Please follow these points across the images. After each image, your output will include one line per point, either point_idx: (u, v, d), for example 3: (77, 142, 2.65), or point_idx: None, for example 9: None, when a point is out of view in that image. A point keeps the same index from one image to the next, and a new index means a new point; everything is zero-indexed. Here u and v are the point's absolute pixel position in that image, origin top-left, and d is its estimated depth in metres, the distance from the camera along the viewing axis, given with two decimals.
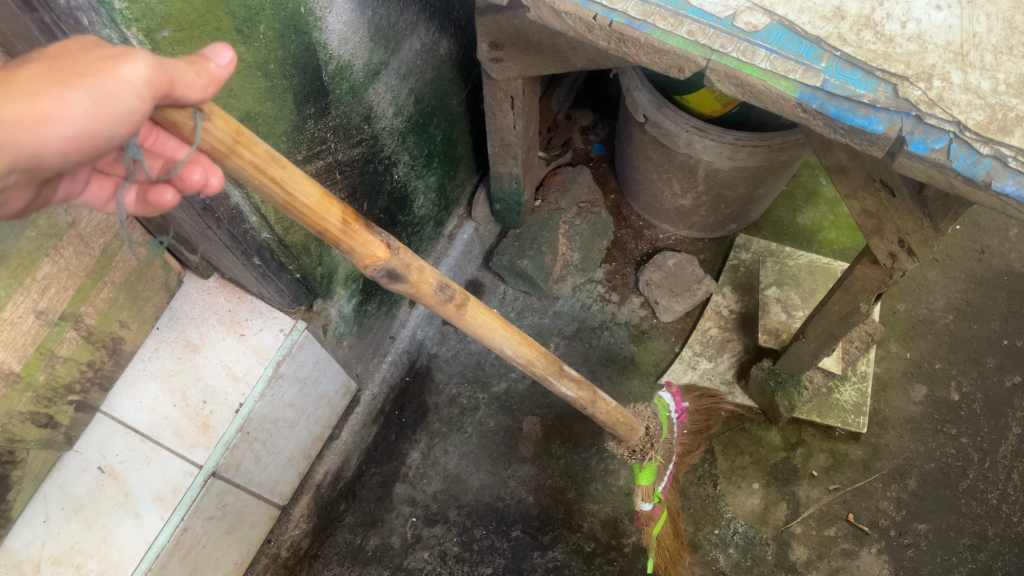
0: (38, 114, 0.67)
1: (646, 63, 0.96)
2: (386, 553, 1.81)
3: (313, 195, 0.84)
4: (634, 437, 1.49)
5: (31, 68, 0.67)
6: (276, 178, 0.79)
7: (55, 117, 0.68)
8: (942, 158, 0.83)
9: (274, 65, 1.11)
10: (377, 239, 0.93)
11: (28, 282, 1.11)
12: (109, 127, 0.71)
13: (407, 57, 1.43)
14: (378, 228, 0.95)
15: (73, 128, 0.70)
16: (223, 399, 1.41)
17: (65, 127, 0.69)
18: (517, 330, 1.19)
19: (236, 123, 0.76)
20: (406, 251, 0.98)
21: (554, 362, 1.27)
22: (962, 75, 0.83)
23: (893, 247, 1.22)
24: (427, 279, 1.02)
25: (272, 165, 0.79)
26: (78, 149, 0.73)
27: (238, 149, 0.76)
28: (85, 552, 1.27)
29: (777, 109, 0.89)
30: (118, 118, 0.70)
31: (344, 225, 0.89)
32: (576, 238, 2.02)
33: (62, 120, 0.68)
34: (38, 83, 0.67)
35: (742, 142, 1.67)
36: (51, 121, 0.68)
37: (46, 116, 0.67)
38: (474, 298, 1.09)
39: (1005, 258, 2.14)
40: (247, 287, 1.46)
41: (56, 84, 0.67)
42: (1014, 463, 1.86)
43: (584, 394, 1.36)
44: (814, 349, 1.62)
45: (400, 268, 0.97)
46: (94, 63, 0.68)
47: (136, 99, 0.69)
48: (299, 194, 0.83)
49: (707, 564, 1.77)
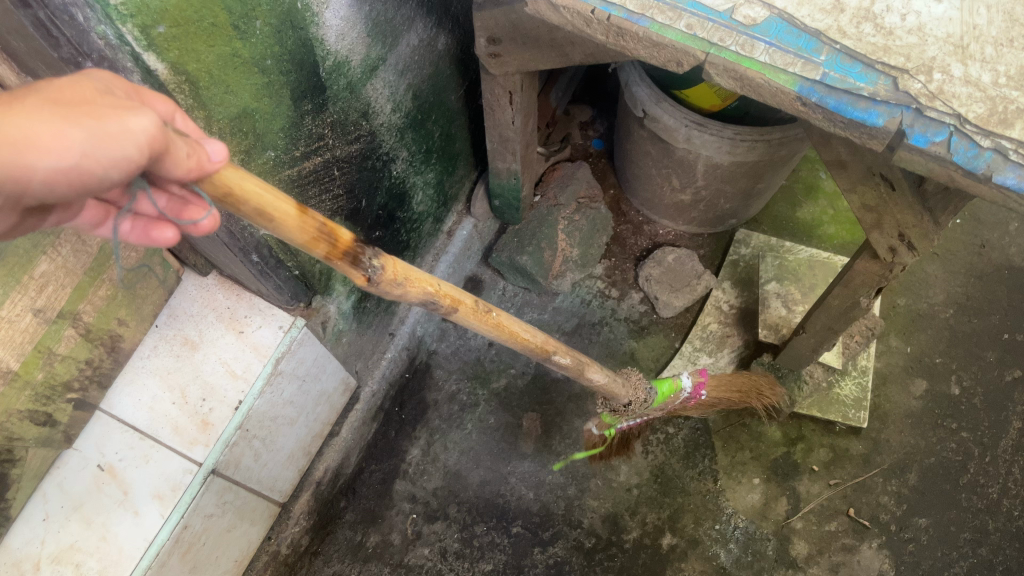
0: (26, 140, 0.62)
1: (644, 57, 0.96)
2: (386, 550, 1.81)
3: (300, 238, 0.87)
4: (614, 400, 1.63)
5: (34, 99, 0.64)
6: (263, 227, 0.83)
7: (46, 147, 0.63)
8: (942, 151, 0.82)
9: (271, 61, 1.11)
10: (360, 271, 0.96)
11: (25, 280, 1.11)
12: (98, 169, 0.67)
13: (405, 53, 1.42)
14: (367, 257, 0.96)
15: (61, 161, 0.65)
16: (222, 396, 1.41)
17: (50, 158, 0.64)
18: (506, 329, 1.23)
19: (229, 184, 0.78)
20: (392, 280, 1.00)
21: (546, 348, 1.33)
22: (962, 68, 0.83)
23: (893, 241, 1.21)
24: (409, 296, 1.05)
25: (260, 218, 0.82)
26: (63, 183, 0.67)
27: (226, 202, 0.79)
28: (84, 551, 1.27)
29: (776, 103, 0.89)
30: (113, 162, 0.67)
31: (328, 258, 0.93)
32: (576, 233, 2.01)
33: (51, 151, 0.64)
34: (40, 113, 0.63)
35: (741, 136, 1.66)
36: (40, 151, 0.63)
37: (34, 144, 0.63)
38: (460, 309, 1.12)
39: (1005, 252, 2.14)
40: (247, 284, 1.46)
41: (56, 117, 0.64)
42: (1014, 457, 1.86)
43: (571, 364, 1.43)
44: (814, 344, 1.62)
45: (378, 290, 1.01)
46: (98, 107, 0.67)
47: (135, 150, 0.67)
48: (284, 236, 0.87)
49: (707, 559, 1.77)
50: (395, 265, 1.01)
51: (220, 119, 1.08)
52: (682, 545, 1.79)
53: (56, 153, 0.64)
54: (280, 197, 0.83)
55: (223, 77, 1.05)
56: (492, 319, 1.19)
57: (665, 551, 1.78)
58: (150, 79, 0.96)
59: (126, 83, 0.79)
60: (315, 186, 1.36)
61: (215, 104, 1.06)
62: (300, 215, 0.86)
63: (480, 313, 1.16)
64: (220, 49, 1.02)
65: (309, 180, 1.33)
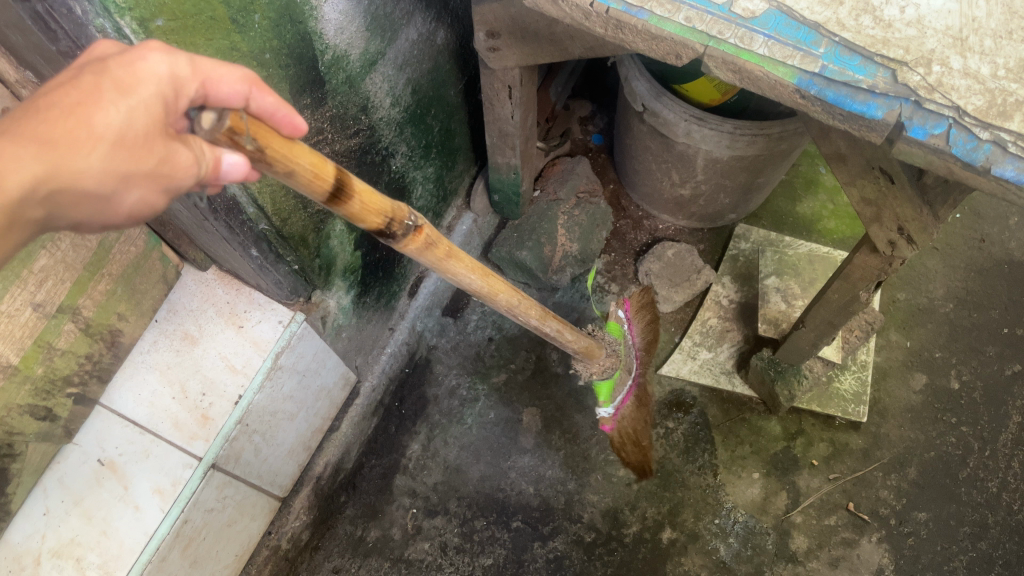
0: (85, 196, 0.68)
1: (643, 50, 0.96)
2: (387, 545, 1.82)
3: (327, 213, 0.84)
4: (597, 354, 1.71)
5: (101, 149, 0.66)
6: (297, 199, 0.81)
7: (101, 200, 0.69)
8: (941, 143, 0.83)
9: (269, 54, 1.11)
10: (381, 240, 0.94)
11: (25, 274, 1.11)
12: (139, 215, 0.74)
13: (404, 47, 1.42)
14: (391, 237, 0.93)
15: (112, 211, 0.71)
16: (222, 391, 1.41)
17: (103, 208, 0.70)
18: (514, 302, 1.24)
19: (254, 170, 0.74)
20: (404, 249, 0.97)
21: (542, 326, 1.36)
22: (961, 60, 0.82)
23: (893, 235, 1.21)
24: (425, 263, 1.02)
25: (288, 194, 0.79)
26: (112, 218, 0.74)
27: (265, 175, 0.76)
28: (85, 545, 1.27)
29: (775, 96, 0.89)
30: (154, 209, 0.74)
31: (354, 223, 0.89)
32: (576, 228, 2.00)
33: (105, 204, 0.70)
34: (106, 172, 0.67)
35: (741, 130, 1.66)
36: (97, 203, 0.69)
37: (91, 198, 0.68)
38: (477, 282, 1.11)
39: (1005, 246, 2.13)
40: (246, 279, 1.45)
41: (117, 173, 0.68)
42: (1014, 451, 1.86)
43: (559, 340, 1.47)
44: (814, 338, 1.62)
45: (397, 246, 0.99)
46: (154, 162, 0.69)
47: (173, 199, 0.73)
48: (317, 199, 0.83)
49: (707, 553, 1.77)
50: (423, 239, 0.97)
51: None
52: (682, 539, 1.79)
53: (112, 204, 0.70)
54: (312, 188, 0.78)
55: None
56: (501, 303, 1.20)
57: (665, 545, 1.78)
58: None
59: (185, 67, 0.73)
60: None
61: None
62: (329, 201, 0.81)
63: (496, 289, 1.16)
64: (219, 43, 1.02)
65: None
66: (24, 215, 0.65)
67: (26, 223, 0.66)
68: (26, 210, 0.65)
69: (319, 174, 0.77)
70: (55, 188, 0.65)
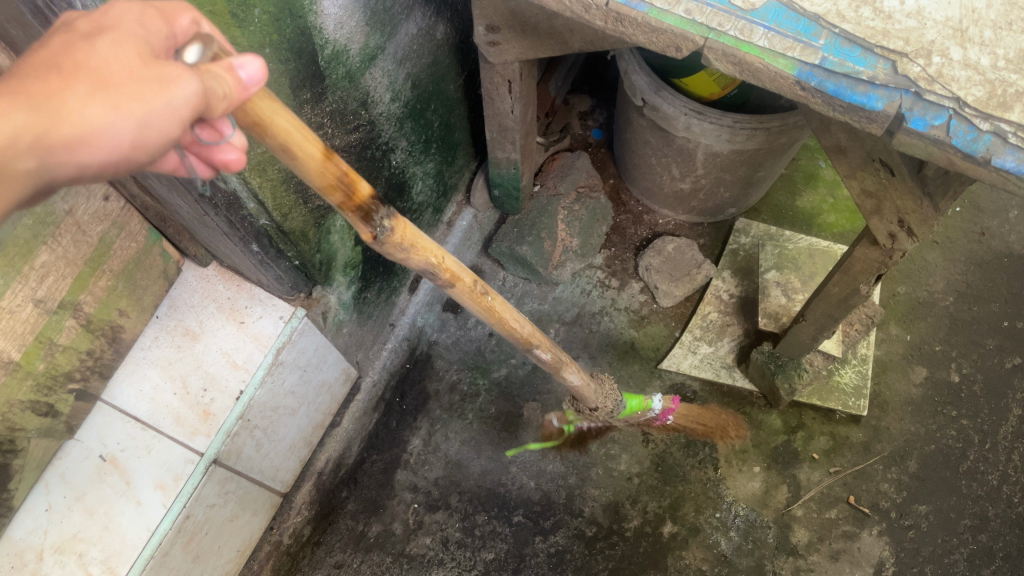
0: (80, 138, 0.62)
1: (643, 43, 0.95)
2: (388, 539, 1.82)
3: (317, 181, 0.79)
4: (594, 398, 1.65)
5: (80, 88, 0.62)
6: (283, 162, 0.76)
7: (98, 143, 0.64)
8: (941, 134, 0.82)
9: (269, 49, 1.11)
10: (372, 229, 0.88)
11: (26, 270, 1.11)
12: (144, 155, 0.67)
13: (404, 42, 1.42)
14: (382, 215, 0.89)
15: (113, 153, 0.65)
16: (223, 386, 1.41)
17: (101, 152, 0.65)
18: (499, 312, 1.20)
19: (255, 115, 0.70)
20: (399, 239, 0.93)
21: (531, 340, 1.32)
22: (961, 51, 0.83)
23: (893, 227, 1.21)
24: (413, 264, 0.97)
25: (281, 153, 0.75)
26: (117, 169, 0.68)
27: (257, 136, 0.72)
28: (87, 540, 1.27)
29: (774, 88, 0.88)
30: (153, 146, 0.67)
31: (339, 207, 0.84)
32: (576, 223, 2.02)
33: (102, 145, 0.64)
34: (86, 107, 0.62)
35: (740, 124, 1.66)
36: (95, 147, 0.64)
37: (88, 141, 0.63)
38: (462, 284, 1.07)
39: (1005, 239, 2.13)
40: (246, 275, 1.46)
41: (99, 108, 0.62)
42: (1014, 443, 1.86)
43: (552, 360, 1.41)
44: (814, 331, 1.62)
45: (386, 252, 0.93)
46: (141, 86, 0.64)
47: (176, 125, 0.65)
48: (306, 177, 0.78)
49: (709, 547, 1.77)
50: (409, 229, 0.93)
51: None
52: (684, 533, 1.79)
53: (105, 145, 0.64)
54: (304, 145, 0.75)
55: None
56: (484, 304, 1.14)
57: (666, 539, 1.79)
58: None
59: (152, 17, 0.70)
60: None
61: None
62: (323, 163, 0.78)
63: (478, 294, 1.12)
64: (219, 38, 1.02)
65: None
66: (13, 166, 0.61)
67: (17, 174, 0.62)
68: (12, 157, 0.60)
69: (305, 128, 0.75)
70: (37, 132, 0.60)
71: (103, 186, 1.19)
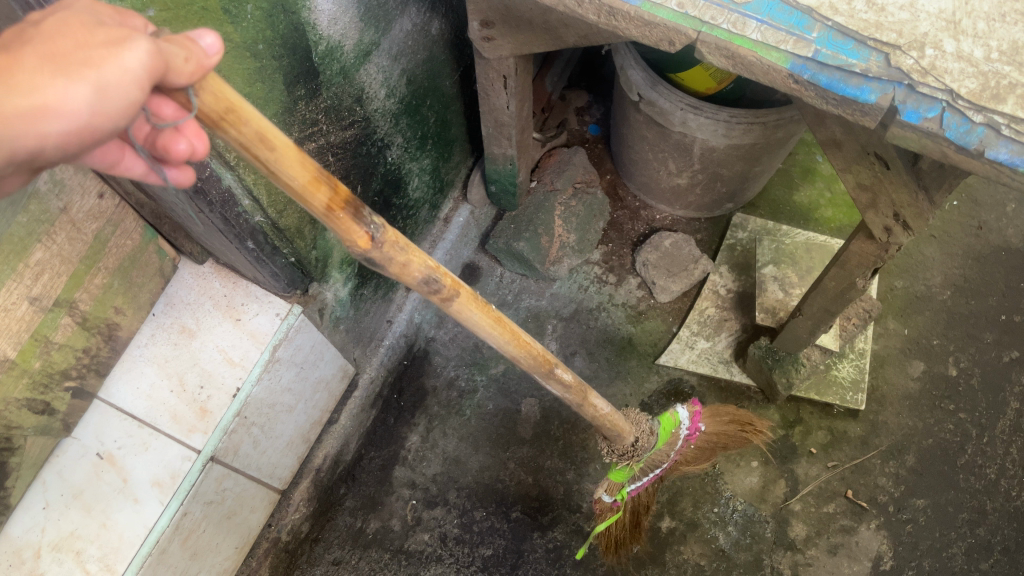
0: (36, 108, 0.59)
1: (635, 37, 0.95)
2: (386, 536, 1.82)
3: (299, 176, 0.77)
4: (620, 443, 1.47)
5: (28, 57, 0.58)
6: (260, 158, 0.74)
7: (57, 113, 0.60)
8: (934, 127, 0.82)
9: (263, 45, 1.10)
10: (364, 229, 0.86)
11: (20, 268, 1.11)
12: (106, 123, 0.64)
13: (398, 38, 1.42)
14: (369, 213, 0.87)
15: (74, 123, 0.62)
16: (220, 383, 1.41)
17: (61, 123, 0.61)
18: (510, 328, 1.11)
19: (228, 99, 0.69)
20: (393, 243, 0.90)
21: (548, 361, 1.21)
22: (954, 43, 0.82)
23: (889, 221, 1.21)
24: (411, 272, 0.93)
25: (258, 146, 0.72)
26: (79, 144, 0.64)
27: (225, 126, 0.70)
28: (84, 538, 1.27)
29: (768, 81, 0.88)
30: (112, 115, 0.63)
31: (327, 210, 0.82)
32: (572, 219, 2.02)
33: (62, 115, 0.61)
34: (39, 75, 0.59)
35: (736, 119, 1.66)
36: (53, 118, 0.60)
37: (45, 111, 0.60)
38: (465, 293, 1.01)
39: (1003, 233, 2.13)
40: (242, 272, 1.45)
41: (48, 74, 0.59)
42: (1012, 437, 1.86)
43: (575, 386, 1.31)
44: (812, 326, 1.62)
45: (381, 260, 0.90)
46: (94, 49, 0.61)
47: (136, 89, 0.62)
48: (284, 174, 0.76)
49: (706, 542, 1.78)
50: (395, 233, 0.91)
51: None
52: (681, 528, 1.79)
53: (60, 112, 0.60)
54: (276, 133, 0.73)
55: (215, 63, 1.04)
56: (494, 314, 1.08)
57: (664, 534, 1.79)
58: None
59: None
60: None
61: None
62: (299, 156, 0.77)
63: (482, 302, 1.05)
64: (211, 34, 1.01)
65: None
66: None
67: None
68: None
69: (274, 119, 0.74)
70: None
71: (98, 184, 1.19)
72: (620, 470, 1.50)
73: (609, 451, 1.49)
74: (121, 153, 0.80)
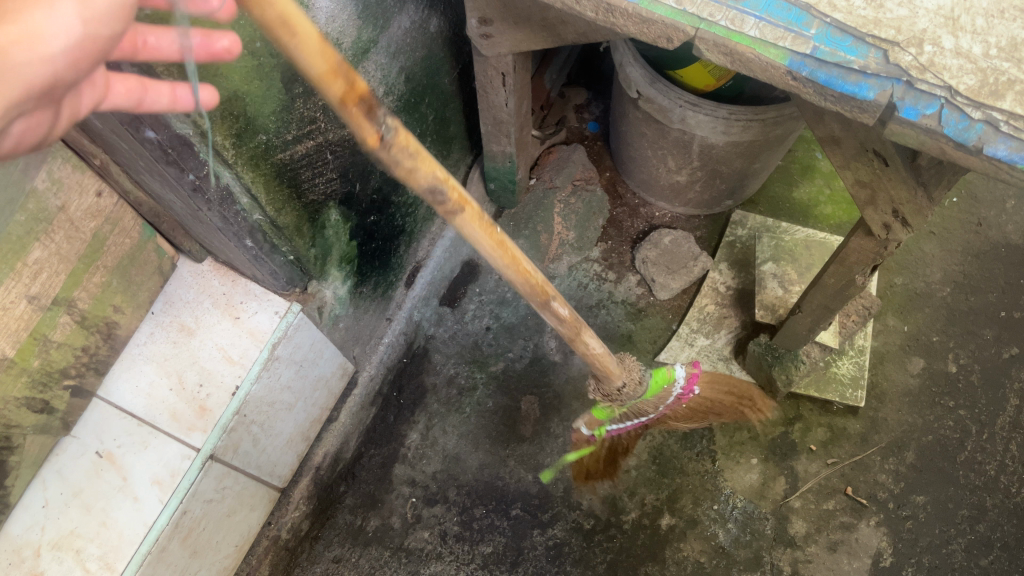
0: (30, 33, 0.63)
1: (634, 34, 0.95)
2: (387, 534, 1.82)
3: (316, 66, 0.73)
4: (607, 386, 1.50)
5: None
6: (279, 41, 0.70)
7: (49, 34, 0.64)
8: (933, 124, 0.81)
9: (260, 42, 1.09)
10: (376, 128, 0.81)
11: (19, 266, 1.11)
12: (99, 30, 0.67)
13: (396, 35, 1.42)
14: (385, 114, 0.81)
15: (74, 37, 0.65)
16: (219, 382, 1.40)
17: (58, 42, 0.64)
18: (511, 250, 1.09)
19: None
20: (405, 148, 0.86)
21: (545, 290, 1.19)
22: (953, 40, 0.82)
23: (888, 218, 1.21)
24: (417, 179, 0.89)
25: (278, 29, 0.68)
26: (88, 60, 0.68)
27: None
28: (85, 537, 1.28)
29: (766, 78, 0.88)
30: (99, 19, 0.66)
31: (340, 103, 0.77)
32: (571, 216, 2.09)
33: (55, 33, 0.64)
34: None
35: (736, 115, 1.66)
36: (51, 38, 0.64)
37: (43, 32, 0.63)
38: (470, 208, 0.98)
39: (1002, 230, 2.13)
40: (241, 270, 1.45)
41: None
42: (1012, 433, 1.86)
43: (571, 322, 1.30)
44: (811, 323, 1.62)
45: (387, 163, 0.85)
46: None
47: None
48: (301, 60, 0.72)
49: (706, 539, 1.78)
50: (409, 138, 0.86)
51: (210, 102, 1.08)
52: (681, 525, 1.79)
53: (53, 31, 0.64)
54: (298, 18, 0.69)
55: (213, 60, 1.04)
56: (498, 238, 1.05)
57: (664, 531, 1.79)
58: None
59: None
60: (308, 170, 1.35)
61: None
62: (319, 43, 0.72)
63: (486, 221, 1.02)
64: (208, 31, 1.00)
65: (301, 164, 1.32)
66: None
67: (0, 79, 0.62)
68: None
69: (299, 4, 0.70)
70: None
71: (96, 182, 1.19)
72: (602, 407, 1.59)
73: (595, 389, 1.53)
74: (143, 90, 0.83)
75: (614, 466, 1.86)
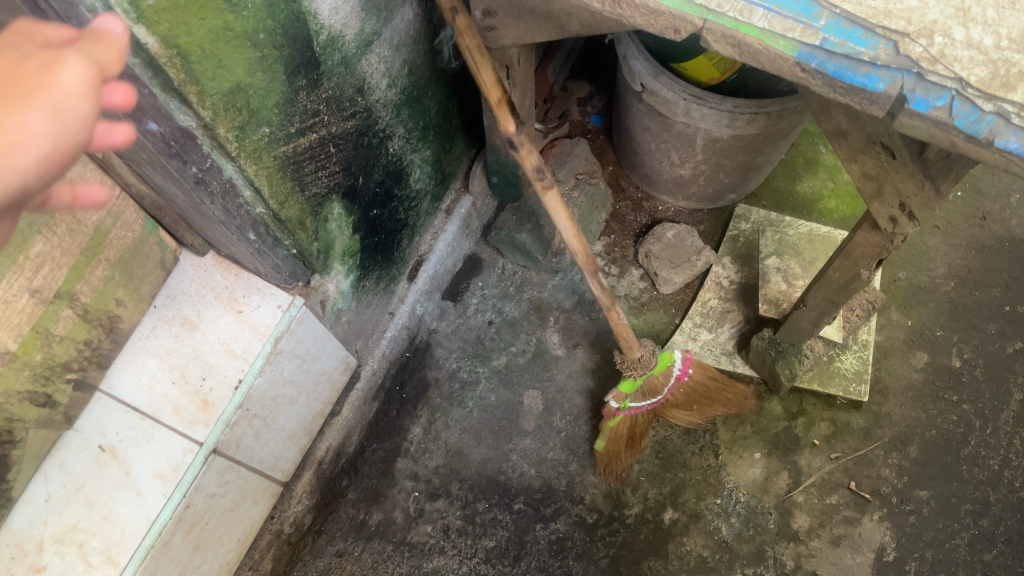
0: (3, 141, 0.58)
1: (641, 25, 0.94)
2: (389, 528, 1.82)
3: (488, 77, 1.40)
4: (632, 357, 1.70)
5: None
6: (475, 61, 1.39)
7: (24, 143, 0.59)
8: (943, 116, 0.81)
9: (263, 34, 1.08)
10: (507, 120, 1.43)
11: (21, 260, 1.10)
12: (71, 144, 0.65)
13: (400, 27, 1.41)
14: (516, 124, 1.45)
15: (47, 144, 0.62)
16: (222, 375, 1.40)
17: (32, 152, 0.60)
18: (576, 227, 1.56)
19: (475, 39, 1.38)
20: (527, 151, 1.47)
21: (592, 262, 1.58)
22: (964, 31, 0.80)
23: (894, 212, 1.20)
24: (530, 158, 1.48)
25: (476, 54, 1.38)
26: (53, 174, 0.64)
27: (466, 36, 1.37)
28: (87, 531, 1.28)
29: (775, 69, 0.87)
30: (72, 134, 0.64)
31: (496, 102, 1.43)
32: (575, 210, 1.99)
33: (30, 144, 0.60)
34: None
35: (740, 109, 1.65)
36: (27, 147, 0.60)
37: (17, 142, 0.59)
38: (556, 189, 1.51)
39: (1006, 224, 2.12)
40: (244, 263, 1.44)
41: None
42: (1015, 428, 1.86)
43: (604, 288, 1.62)
44: (815, 317, 1.61)
45: (517, 142, 1.45)
46: (29, 80, 0.62)
47: (83, 101, 0.66)
48: (484, 72, 1.40)
49: (709, 533, 1.78)
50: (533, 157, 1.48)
51: (213, 94, 1.07)
52: (684, 519, 1.79)
53: (26, 140, 0.60)
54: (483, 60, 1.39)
55: (215, 51, 1.03)
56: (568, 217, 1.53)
57: (666, 526, 1.79)
58: (139, 52, 0.95)
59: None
60: (311, 164, 1.34)
61: (208, 79, 1.04)
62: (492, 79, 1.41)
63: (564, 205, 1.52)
64: (211, 23, 0.99)
65: (304, 157, 1.31)
66: None
67: None
68: None
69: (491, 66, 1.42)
70: None
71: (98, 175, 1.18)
72: (627, 382, 1.74)
73: (619, 362, 1.72)
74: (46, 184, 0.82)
75: (633, 444, 1.83)
